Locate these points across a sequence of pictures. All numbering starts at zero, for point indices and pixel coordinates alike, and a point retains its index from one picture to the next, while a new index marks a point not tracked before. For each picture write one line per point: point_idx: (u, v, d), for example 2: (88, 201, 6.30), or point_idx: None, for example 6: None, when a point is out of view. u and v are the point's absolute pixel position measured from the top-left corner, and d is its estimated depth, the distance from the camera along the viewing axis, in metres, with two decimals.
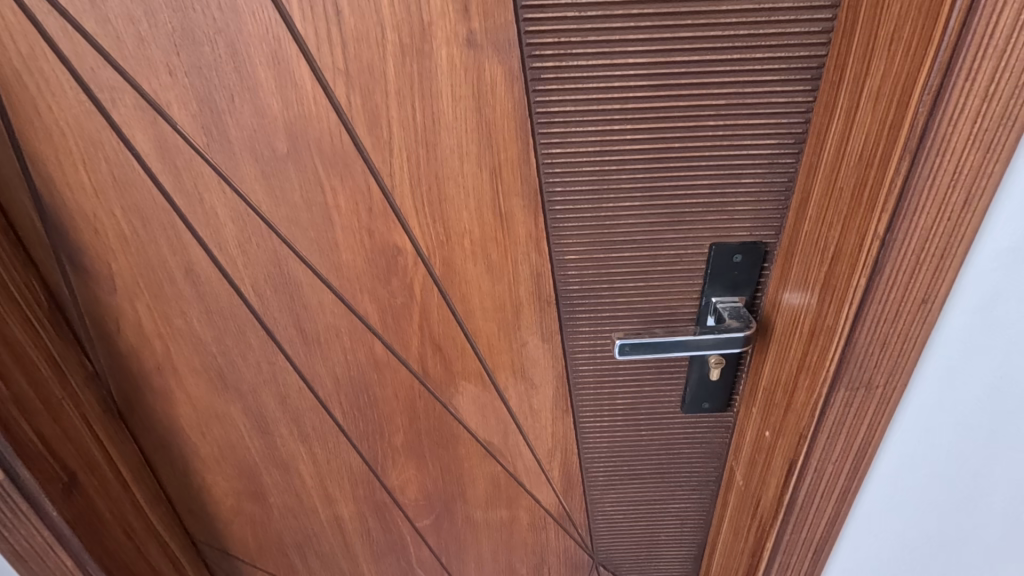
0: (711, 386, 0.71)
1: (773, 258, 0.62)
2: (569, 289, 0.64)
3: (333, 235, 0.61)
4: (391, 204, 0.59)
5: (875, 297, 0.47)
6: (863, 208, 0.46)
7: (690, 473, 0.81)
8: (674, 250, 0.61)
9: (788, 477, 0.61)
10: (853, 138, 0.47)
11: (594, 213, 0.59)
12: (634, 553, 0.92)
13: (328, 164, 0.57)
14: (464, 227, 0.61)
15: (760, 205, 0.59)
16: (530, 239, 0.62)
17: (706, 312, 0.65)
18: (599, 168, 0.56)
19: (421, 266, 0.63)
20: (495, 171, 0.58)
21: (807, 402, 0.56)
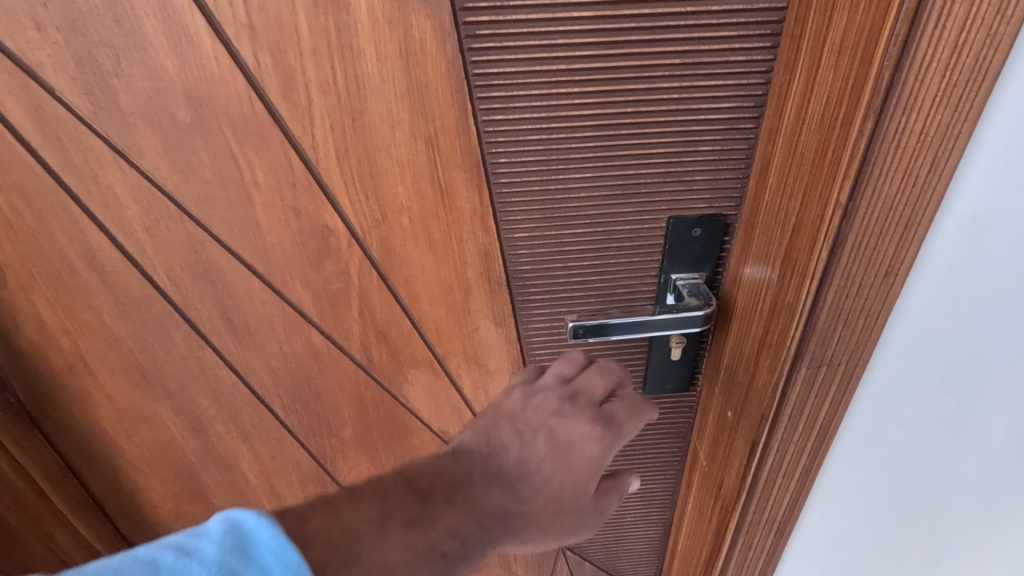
0: (671, 367, 0.68)
1: (733, 229, 0.58)
2: (520, 270, 0.60)
3: (253, 208, 0.54)
4: (316, 177, 0.53)
5: (835, 273, 0.44)
6: (823, 175, 0.42)
7: (654, 454, 0.79)
8: (629, 225, 0.57)
9: (750, 459, 0.59)
10: (816, 98, 0.42)
11: (543, 185, 0.55)
12: (601, 535, 0.91)
13: (241, 134, 0.50)
14: (401, 202, 0.55)
15: (719, 174, 0.54)
16: (475, 215, 0.57)
17: (665, 289, 0.62)
18: (546, 136, 0.51)
19: (357, 246, 0.58)
20: (431, 140, 0.52)
21: (768, 381, 0.53)
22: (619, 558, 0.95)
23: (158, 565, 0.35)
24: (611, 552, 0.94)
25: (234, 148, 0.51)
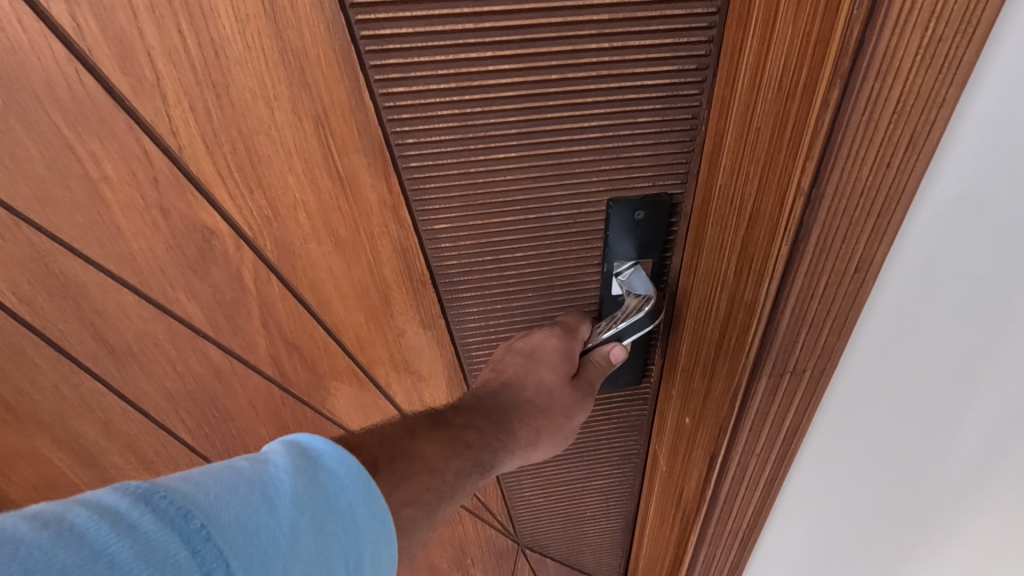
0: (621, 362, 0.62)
1: (680, 207, 0.51)
2: (445, 266, 0.53)
3: (109, 211, 0.45)
4: (182, 170, 0.44)
5: (798, 272, 0.38)
6: (783, 154, 0.35)
7: (610, 448, 0.74)
8: (565, 210, 0.51)
9: (710, 469, 0.54)
10: (772, 59, 0.35)
11: (462, 169, 0.47)
12: (563, 532, 0.87)
13: (74, 121, 0.40)
14: (293, 196, 0.47)
15: (662, 150, 0.48)
16: (385, 205, 0.48)
17: (609, 281, 0.56)
18: (459, 112, 0.44)
19: (247, 249, 0.49)
20: (322, 119, 0.43)
21: (726, 390, 0.48)
22: (583, 552, 0.92)
23: (238, 466, 0.30)
24: (574, 547, 0.90)
25: (69, 137, 0.41)
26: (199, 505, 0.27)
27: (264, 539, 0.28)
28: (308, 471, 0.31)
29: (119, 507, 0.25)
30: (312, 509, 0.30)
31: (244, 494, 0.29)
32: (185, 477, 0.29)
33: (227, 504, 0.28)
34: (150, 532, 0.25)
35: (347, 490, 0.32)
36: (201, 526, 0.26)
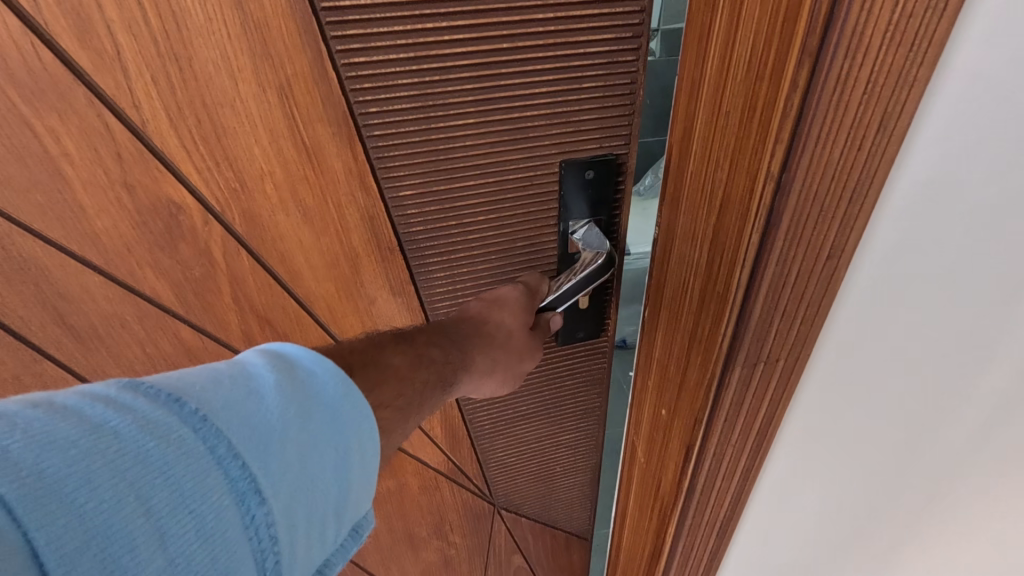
0: (580, 315, 0.67)
1: (626, 168, 0.57)
2: (411, 232, 0.56)
3: (70, 187, 0.45)
4: (146, 144, 0.44)
5: (770, 261, 0.36)
6: (753, 138, 0.33)
7: (574, 403, 0.80)
8: (521, 171, 0.55)
9: (687, 460, 0.54)
10: (740, 38, 0.32)
11: (424, 135, 0.50)
12: (535, 489, 0.92)
13: (31, 96, 0.41)
14: (260, 167, 0.48)
15: (605, 112, 0.52)
16: (351, 173, 0.51)
17: (565, 239, 0.61)
18: (418, 80, 0.46)
19: (216, 223, 0.50)
20: (286, 90, 0.45)
21: (700, 382, 0.47)
22: (555, 508, 0.97)
23: (219, 367, 0.32)
24: (546, 503, 0.96)
25: (25, 111, 0.41)
26: (193, 393, 0.30)
27: (258, 421, 0.31)
28: (287, 371, 0.34)
29: (117, 394, 0.28)
30: (299, 399, 0.33)
31: (234, 384, 0.31)
32: (175, 374, 0.31)
33: (215, 391, 0.30)
34: (147, 412, 0.28)
35: (328, 384, 0.35)
36: (195, 409, 0.29)
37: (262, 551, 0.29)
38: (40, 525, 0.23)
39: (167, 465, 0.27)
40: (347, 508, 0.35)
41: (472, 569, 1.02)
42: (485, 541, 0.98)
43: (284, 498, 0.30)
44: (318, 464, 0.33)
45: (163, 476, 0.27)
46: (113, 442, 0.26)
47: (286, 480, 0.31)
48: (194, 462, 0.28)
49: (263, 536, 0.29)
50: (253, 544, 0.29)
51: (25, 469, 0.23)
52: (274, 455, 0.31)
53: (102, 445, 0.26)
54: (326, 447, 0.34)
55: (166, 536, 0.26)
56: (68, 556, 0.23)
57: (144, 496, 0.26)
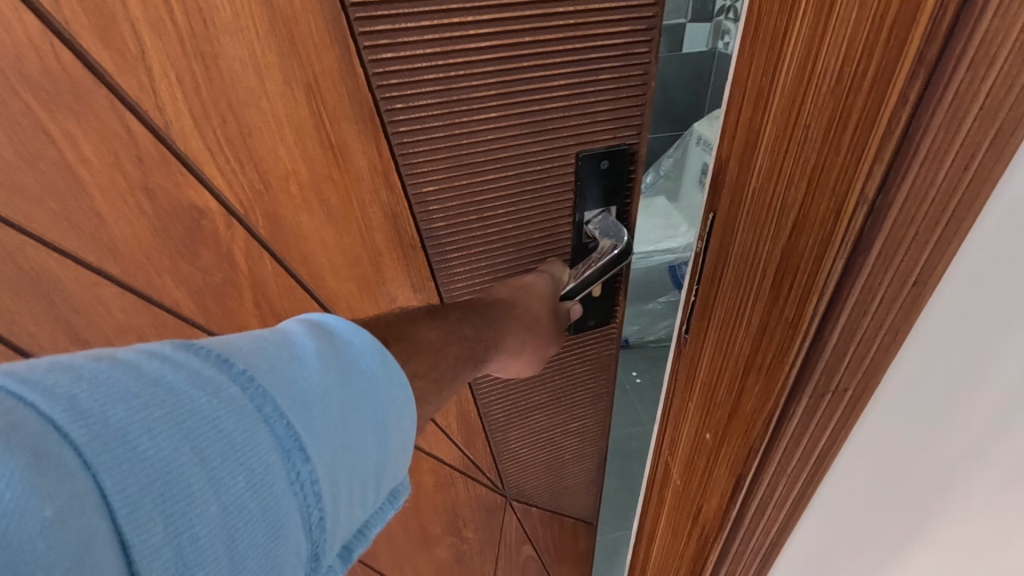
0: (592, 304, 0.69)
1: (638, 158, 0.58)
2: (434, 229, 0.56)
3: (87, 193, 0.44)
4: (168, 146, 0.43)
5: (847, 303, 0.30)
6: (842, 154, 0.27)
7: (583, 390, 0.81)
8: (539, 164, 0.55)
9: (724, 517, 0.47)
10: (829, 34, 0.26)
11: (448, 131, 0.50)
12: (544, 478, 0.94)
13: (49, 100, 0.39)
14: (285, 167, 0.47)
15: (620, 103, 0.54)
16: (376, 172, 0.50)
17: (580, 229, 0.62)
18: (443, 75, 0.47)
19: (238, 226, 0.49)
20: (312, 88, 0.44)
21: (748, 431, 0.40)
22: (563, 495, 0.99)
23: (263, 335, 0.33)
24: (555, 491, 0.97)
25: (41, 115, 0.40)
26: (238, 354, 0.30)
27: (301, 382, 0.31)
28: (327, 340, 0.35)
29: (166, 352, 0.28)
30: (338, 364, 0.34)
31: (276, 348, 0.32)
32: (221, 338, 0.31)
33: (261, 354, 0.31)
34: (200, 370, 0.28)
35: (365, 352, 0.36)
36: (243, 370, 0.30)
37: (307, 506, 0.30)
38: (104, 467, 0.23)
39: (218, 418, 0.27)
40: (385, 473, 0.36)
41: (483, 564, 1.03)
42: (496, 534, 0.99)
43: (327, 456, 0.31)
44: (359, 429, 0.33)
45: (215, 428, 0.27)
46: (169, 394, 0.27)
47: (329, 438, 0.31)
48: (243, 416, 0.28)
49: (308, 492, 0.30)
50: (299, 499, 0.29)
51: (86, 415, 0.24)
52: (317, 414, 0.31)
53: (158, 396, 0.26)
54: (365, 411, 0.34)
55: (221, 486, 0.26)
56: (130, 498, 0.23)
57: (198, 445, 0.26)
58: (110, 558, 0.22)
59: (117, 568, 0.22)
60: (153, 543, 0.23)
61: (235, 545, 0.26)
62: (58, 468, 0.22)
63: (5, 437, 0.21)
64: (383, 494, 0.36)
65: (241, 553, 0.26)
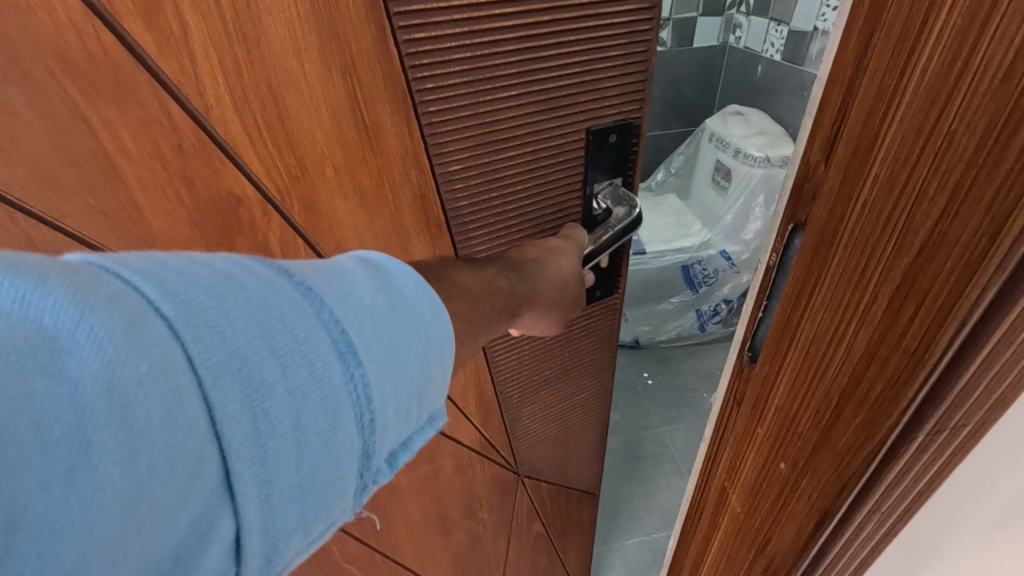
0: (600, 273, 0.72)
1: (640, 130, 0.61)
2: (458, 208, 0.57)
3: (124, 184, 0.44)
4: (208, 132, 0.43)
5: (994, 319, 0.28)
6: (1002, 168, 0.23)
7: (590, 362, 0.85)
8: (553, 141, 0.57)
9: (808, 543, 0.44)
10: (987, 34, 0.22)
11: (473, 110, 0.51)
12: (553, 452, 0.97)
13: (88, 87, 0.38)
14: (321, 150, 0.48)
15: (626, 79, 0.56)
16: (407, 152, 0.51)
17: (590, 199, 0.64)
18: (469, 55, 0.47)
19: (275, 213, 0.50)
20: (349, 69, 0.45)
21: (846, 463, 0.37)
22: (570, 467, 1.03)
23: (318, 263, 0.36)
24: (563, 464, 1.01)
25: (79, 103, 0.39)
26: (299, 270, 0.33)
27: (352, 298, 0.34)
28: (376, 273, 0.37)
29: (240, 258, 0.31)
30: (387, 293, 0.36)
31: (330, 272, 0.35)
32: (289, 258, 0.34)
33: (317, 273, 0.34)
34: (266, 276, 0.31)
35: (408, 284, 0.38)
36: (302, 282, 0.32)
37: (361, 406, 0.32)
38: (192, 338, 0.26)
39: (284, 314, 0.30)
40: (428, 395, 0.38)
41: (497, 546, 1.05)
42: (510, 514, 1.01)
43: (377, 363, 0.33)
44: (405, 348, 0.35)
45: (282, 322, 0.29)
46: (241, 291, 0.29)
47: (378, 348, 0.34)
48: (306, 315, 0.31)
49: (361, 393, 0.32)
50: (355, 398, 0.32)
51: (175, 295, 0.27)
52: (368, 323, 0.34)
53: (234, 288, 0.29)
54: (410, 335, 0.36)
55: (288, 371, 0.29)
56: (212, 367, 0.26)
57: (268, 334, 0.28)
58: (197, 412, 0.25)
59: (203, 423, 0.25)
60: (230, 409, 0.26)
61: (299, 426, 0.29)
62: (148, 329, 0.24)
63: (107, 298, 0.24)
64: (423, 415, 0.39)
65: (304, 435, 0.29)
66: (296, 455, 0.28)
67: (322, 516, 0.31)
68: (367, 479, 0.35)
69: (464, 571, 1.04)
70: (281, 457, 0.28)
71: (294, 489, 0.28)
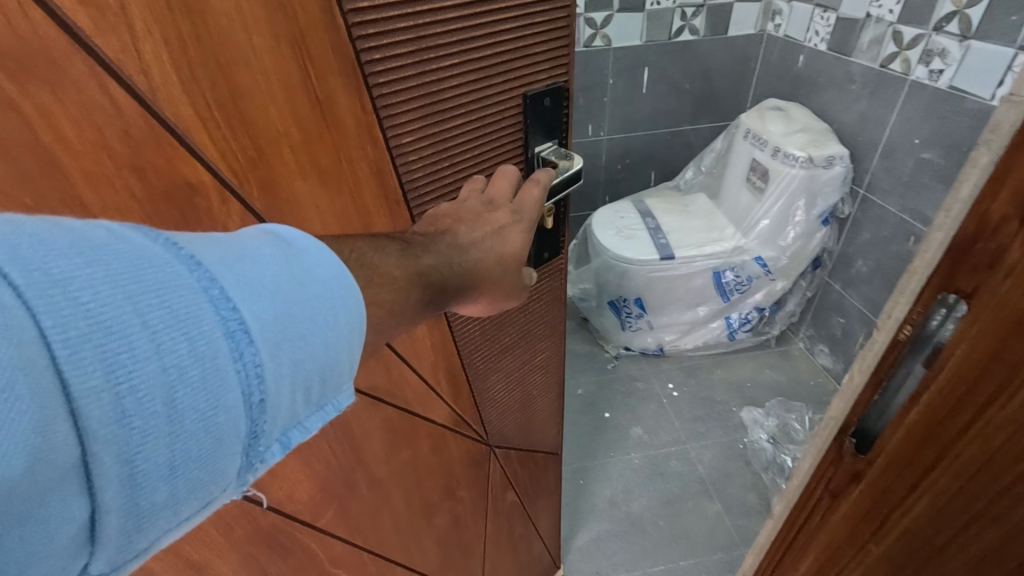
0: (546, 235, 0.76)
1: (569, 94, 0.67)
2: (412, 178, 0.59)
3: (72, 183, 0.43)
4: (157, 116, 0.43)
5: None
6: None
7: (544, 323, 0.91)
8: (494, 108, 0.60)
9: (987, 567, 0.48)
10: None
11: (420, 80, 0.53)
12: (518, 418, 1.02)
13: (21, 73, 0.37)
14: (277, 130, 0.50)
15: (553, 44, 0.61)
16: (360, 127, 0.53)
17: (532, 161, 0.68)
18: (413, 24, 0.50)
19: (234, 200, 0.51)
20: (297, 43, 0.46)
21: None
22: (535, 430, 1.09)
23: (216, 236, 0.37)
24: (528, 428, 1.06)
25: (11, 91, 0.37)
26: (185, 243, 0.34)
27: (248, 276, 0.36)
28: (277, 245, 0.39)
29: (116, 227, 0.32)
30: (290, 267, 0.38)
31: (230, 250, 0.36)
32: (189, 237, 0.35)
33: (206, 248, 0.35)
34: (146, 250, 0.32)
35: (323, 262, 0.41)
36: (189, 256, 0.34)
37: (249, 386, 0.33)
38: (49, 311, 0.26)
39: (162, 290, 0.31)
40: (331, 376, 0.40)
41: (479, 524, 1.08)
42: (487, 489, 1.04)
43: (270, 339, 0.35)
44: (306, 326, 0.37)
45: (162, 298, 0.30)
46: (114, 263, 0.30)
47: (273, 325, 0.35)
48: (188, 292, 0.32)
49: (250, 370, 0.34)
50: (242, 376, 0.33)
51: (30, 264, 0.27)
52: (261, 300, 0.35)
53: (104, 262, 0.29)
54: (314, 312, 0.38)
55: (166, 350, 0.30)
56: (71, 341, 0.26)
57: (143, 311, 0.29)
58: (54, 389, 0.26)
59: (60, 400, 0.26)
60: (91, 385, 0.27)
61: (175, 405, 0.30)
62: None
63: None
64: (327, 396, 0.40)
65: (180, 415, 0.30)
66: (170, 434, 0.30)
67: (198, 492, 0.33)
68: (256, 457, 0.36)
69: (451, 554, 1.06)
70: (154, 435, 0.29)
71: (164, 467, 0.30)
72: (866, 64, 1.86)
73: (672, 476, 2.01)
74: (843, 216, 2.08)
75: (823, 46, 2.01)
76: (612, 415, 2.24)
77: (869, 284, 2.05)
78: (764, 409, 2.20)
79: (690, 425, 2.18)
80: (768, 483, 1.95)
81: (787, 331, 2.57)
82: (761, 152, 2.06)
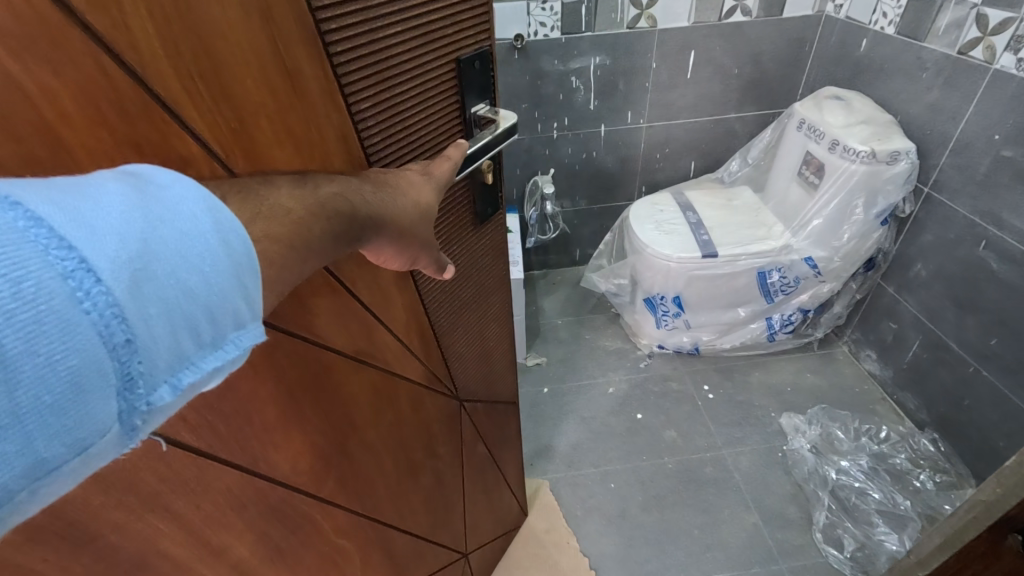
0: (487, 189, 0.91)
1: (489, 58, 0.84)
2: (371, 138, 0.69)
3: (72, 158, 0.47)
4: (149, 92, 0.49)
5: None
6: None
7: (492, 276, 1.05)
8: (433, 71, 0.73)
9: None
10: None
11: (373, 51, 0.64)
12: (479, 368, 1.14)
13: (24, 50, 0.41)
14: (255, 100, 0.57)
15: (473, 15, 0.76)
16: (324, 93, 0.62)
17: (468, 118, 0.83)
18: (364, 6, 0.61)
19: (220, 168, 0.57)
20: (266, 15, 0.54)
21: None
22: (494, 380, 1.22)
23: (47, 181, 0.32)
24: (487, 378, 1.18)
25: (16, 67, 0.41)
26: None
27: (88, 214, 0.31)
28: (127, 185, 0.35)
29: None
30: (145, 206, 0.35)
31: (63, 189, 0.32)
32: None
33: (28, 191, 0.30)
34: None
35: (186, 194, 0.37)
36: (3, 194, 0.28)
37: (106, 327, 0.30)
38: None
39: None
40: (229, 309, 0.37)
41: (457, 481, 1.17)
42: (461, 444, 1.15)
43: (125, 278, 0.31)
44: (176, 263, 0.34)
45: None
46: None
47: (127, 261, 0.31)
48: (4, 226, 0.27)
49: (106, 309, 0.30)
50: (93, 316, 0.29)
51: None
52: (108, 238, 0.31)
53: None
54: (183, 248, 0.35)
55: None
56: None
57: None
58: None
59: None
60: None
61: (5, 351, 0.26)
62: None
63: None
64: (226, 335, 0.38)
65: (14, 362, 0.26)
66: (6, 385, 0.26)
67: (70, 438, 0.29)
68: (142, 404, 0.33)
69: (438, 513, 1.15)
70: None
71: (6, 417, 0.26)
72: (942, 51, 1.69)
73: (705, 483, 1.95)
74: (903, 214, 1.93)
75: (891, 29, 1.85)
76: (644, 416, 2.19)
77: (927, 290, 1.90)
78: (805, 418, 2.09)
79: (724, 430, 2.11)
80: (809, 494, 1.86)
81: (830, 335, 2.44)
82: (818, 145, 1.94)
